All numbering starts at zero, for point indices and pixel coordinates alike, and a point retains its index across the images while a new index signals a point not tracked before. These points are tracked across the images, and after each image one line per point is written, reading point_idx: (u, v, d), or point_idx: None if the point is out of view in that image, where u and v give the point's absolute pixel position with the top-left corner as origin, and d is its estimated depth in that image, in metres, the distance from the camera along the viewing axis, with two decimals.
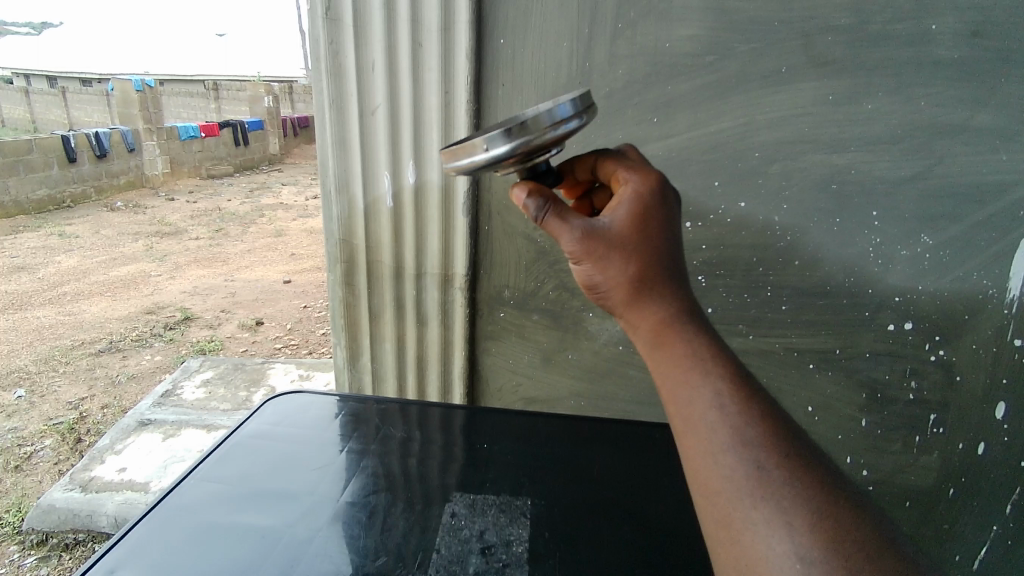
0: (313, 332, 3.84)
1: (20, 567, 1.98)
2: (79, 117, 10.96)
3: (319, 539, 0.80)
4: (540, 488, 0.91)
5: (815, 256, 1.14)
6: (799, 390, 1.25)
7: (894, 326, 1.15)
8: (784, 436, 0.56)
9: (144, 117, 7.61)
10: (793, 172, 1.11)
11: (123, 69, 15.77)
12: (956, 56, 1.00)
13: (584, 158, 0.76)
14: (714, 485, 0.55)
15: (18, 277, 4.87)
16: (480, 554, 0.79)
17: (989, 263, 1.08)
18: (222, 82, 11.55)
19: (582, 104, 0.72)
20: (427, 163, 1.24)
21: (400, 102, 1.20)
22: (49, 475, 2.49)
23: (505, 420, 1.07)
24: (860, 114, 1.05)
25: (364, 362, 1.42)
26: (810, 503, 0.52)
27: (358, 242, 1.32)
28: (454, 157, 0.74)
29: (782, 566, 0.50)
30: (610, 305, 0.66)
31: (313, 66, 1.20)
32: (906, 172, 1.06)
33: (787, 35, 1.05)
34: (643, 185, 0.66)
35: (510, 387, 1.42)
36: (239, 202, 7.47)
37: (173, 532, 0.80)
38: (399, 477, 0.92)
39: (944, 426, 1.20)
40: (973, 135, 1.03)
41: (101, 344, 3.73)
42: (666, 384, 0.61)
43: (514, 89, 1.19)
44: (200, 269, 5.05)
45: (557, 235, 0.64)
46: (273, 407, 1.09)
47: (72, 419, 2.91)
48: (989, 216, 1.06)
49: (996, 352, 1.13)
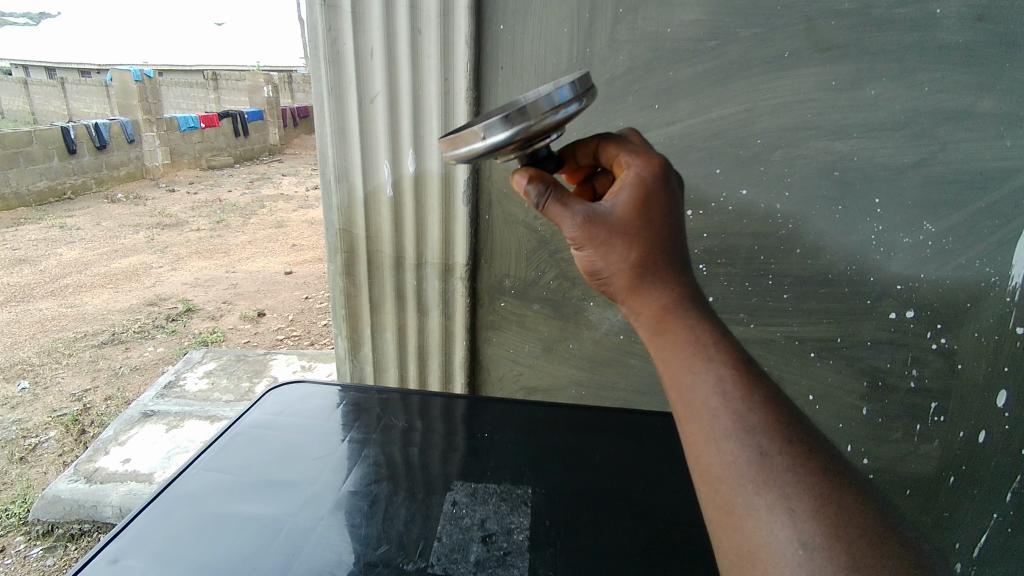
0: (315, 323, 3.84)
1: (26, 558, 2.01)
2: (79, 108, 10.92)
3: (321, 528, 0.80)
4: (541, 477, 0.91)
5: (817, 244, 1.14)
6: (800, 379, 1.25)
7: (896, 314, 1.15)
8: (787, 422, 0.56)
9: (144, 108, 7.59)
10: (795, 159, 1.10)
11: (122, 59, 15.74)
12: (960, 40, 0.99)
13: (586, 142, 0.75)
14: (716, 472, 0.55)
15: (20, 269, 4.88)
16: (481, 542, 0.79)
17: (993, 251, 1.07)
18: (221, 72, 11.49)
19: (581, 86, 0.72)
20: (427, 152, 1.23)
21: (400, 89, 1.19)
22: (53, 466, 2.51)
23: (506, 409, 1.07)
24: (862, 99, 1.05)
25: (365, 352, 1.42)
26: (813, 489, 0.52)
27: (358, 231, 1.31)
28: (453, 146, 0.74)
29: (785, 553, 0.50)
30: (612, 291, 0.65)
31: (311, 54, 1.19)
32: (908, 159, 1.06)
33: (789, 20, 1.03)
34: (645, 169, 0.65)
35: (511, 376, 1.42)
36: (240, 193, 7.44)
37: (174, 522, 0.81)
38: (401, 466, 0.92)
39: (945, 414, 1.20)
40: (977, 121, 1.02)
41: (104, 336, 3.74)
42: (668, 370, 0.61)
43: (513, 76, 1.18)
44: (201, 260, 5.05)
45: (558, 221, 0.63)
46: (274, 397, 1.09)
47: (76, 410, 2.92)
48: (992, 203, 1.05)
49: (998, 341, 1.13)
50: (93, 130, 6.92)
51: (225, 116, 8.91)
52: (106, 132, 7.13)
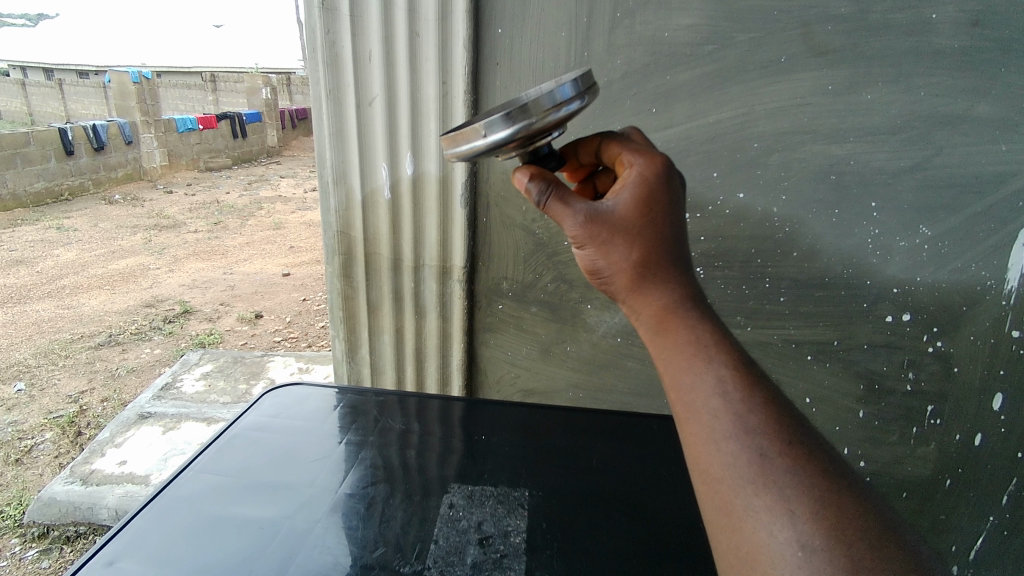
0: (313, 325, 3.84)
1: (21, 560, 2.00)
2: (76, 108, 10.93)
3: (318, 530, 0.80)
4: (539, 479, 0.91)
5: (814, 248, 1.14)
6: (797, 381, 1.26)
7: (893, 318, 1.15)
8: (787, 424, 0.56)
9: (144, 109, 7.60)
10: (792, 163, 1.10)
11: (122, 58, 15.82)
12: (956, 45, 0.99)
13: (588, 141, 0.75)
14: (715, 472, 0.55)
15: (16, 270, 4.88)
16: (478, 544, 0.79)
17: (989, 255, 1.08)
18: (219, 73, 11.53)
19: (583, 85, 0.72)
20: (425, 154, 1.23)
21: (398, 92, 1.19)
22: (49, 468, 2.50)
23: (505, 411, 1.07)
24: (859, 103, 1.05)
25: (363, 353, 1.42)
26: (812, 491, 0.52)
27: (356, 233, 1.31)
28: (454, 143, 0.74)
29: (783, 555, 0.50)
30: (612, 290, 0.66)
31: (309, 56, 1.19)
32: (905, 163, 1.06)
33: (787, 25, 1.04)
34: (648, 169, 0.65)
35: (508, 378, 1.43)
36: (240, 194, 7.45)
37: (170, 525, 0.80)
38: (399, 468, 0.92)
39: (941, 417, 1.20)
40: (972, 126, 1.02)
41: (101, 337, 3.74)
42: (667, 370, 0.61)
43: (511, 78, 1.18)
44: (199, 261, 5.05)
45: (560, 219, 0.63)
46: (271, 399, 1.08)
47: (72, 412, 2.91)
48: (988, 207, 1.05)
49: (993, 344, 1.13)
50: (91, 132, 6.91)
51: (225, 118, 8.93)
52: (104, 134, 7.12)
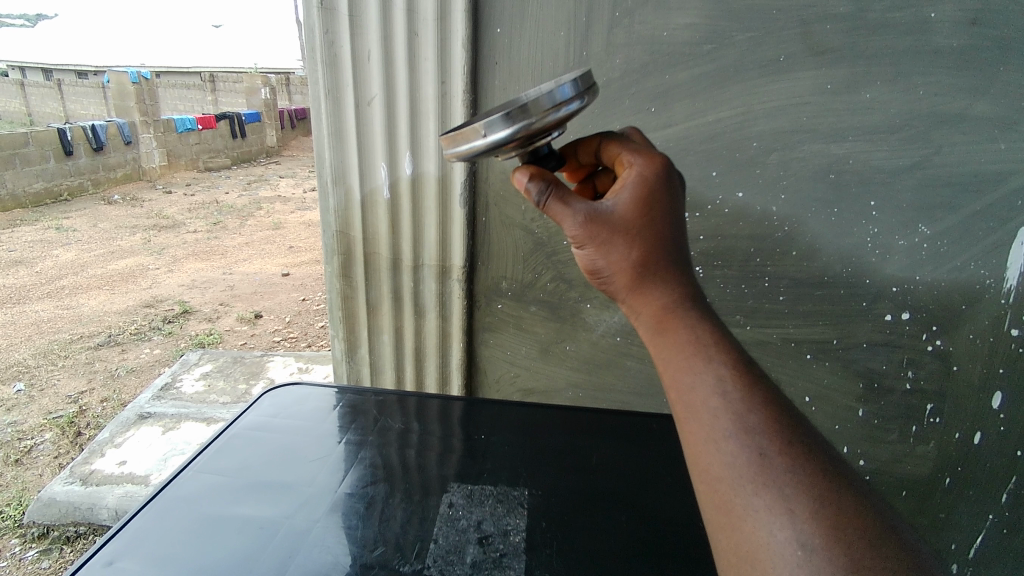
0: (313, 325, 3.84)
1: (21, 561, 2.00)
2: (76, 108, 10.93)
3: (317, 529, 0.80)
4: (538, 478, 0.91)
5: (813, 247, 1.14)
6: (797, 380, 1.26)
7: (892, 317, 1.15)
8: (786, 423, 0.56)
9: (143, 109, 7.60)
10: (791, 162, 1.10)
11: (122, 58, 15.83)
12: (954, 44, 0.99)
13: (588, 141, 0.75)
14: (715, 471, 0.55)
15: (15, 270, 4.88)
16: (478, 543, 0.79)
17: (989, 254, 1.08)
18: (219, 73, 11.53)
19: (582, 84, 0.72)
20: (424, 154, 1.23)
21: (397, 92, 1.19)
22: (49, 469, 2.50)
23: (505, 410, 1.07)
24: (858, 102, 1.05)
25: (363, 353, 1.42)
26: (812, 490, 0.52)
27: (355, 233, 1.31)
28: (453, 143, 0.74)
29: (783, 553, 0.50)
30: (612, 290, 0.66)
31: (308, 56, 1.19)
32: (904, 162, 1.06)
33: (786, 24, 1.04)
34: (647, 169, 0.65)
35: (508, 378, 1.43)
36: (239, 194, 7.45)
37: (170, 524, 0.80)
38: (398, 468, 0.92)
39: (941, 416, 1.20)
40: (971, 125, 1.02)
41: (101, 337, 3.73)
42: (667, 370, 0.61)
43: (510, 78, 1.18)
44: (199, 261, 5.05)
45: (559, 219, 0.63)
46: (271, 398, 1.08)
47: (72, 412, 2.91)
48: (986, 206, 1.05)
49: (992, 343, 1.13)
50: (90, 132, 6.91)
51: (224, 118, 8.93)
52: (103, 134, 7.13)
